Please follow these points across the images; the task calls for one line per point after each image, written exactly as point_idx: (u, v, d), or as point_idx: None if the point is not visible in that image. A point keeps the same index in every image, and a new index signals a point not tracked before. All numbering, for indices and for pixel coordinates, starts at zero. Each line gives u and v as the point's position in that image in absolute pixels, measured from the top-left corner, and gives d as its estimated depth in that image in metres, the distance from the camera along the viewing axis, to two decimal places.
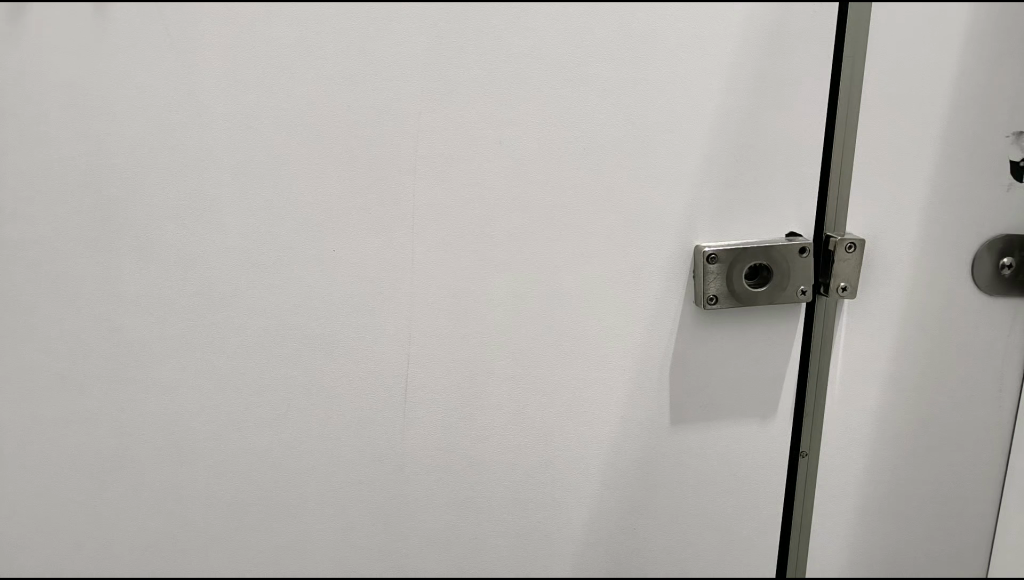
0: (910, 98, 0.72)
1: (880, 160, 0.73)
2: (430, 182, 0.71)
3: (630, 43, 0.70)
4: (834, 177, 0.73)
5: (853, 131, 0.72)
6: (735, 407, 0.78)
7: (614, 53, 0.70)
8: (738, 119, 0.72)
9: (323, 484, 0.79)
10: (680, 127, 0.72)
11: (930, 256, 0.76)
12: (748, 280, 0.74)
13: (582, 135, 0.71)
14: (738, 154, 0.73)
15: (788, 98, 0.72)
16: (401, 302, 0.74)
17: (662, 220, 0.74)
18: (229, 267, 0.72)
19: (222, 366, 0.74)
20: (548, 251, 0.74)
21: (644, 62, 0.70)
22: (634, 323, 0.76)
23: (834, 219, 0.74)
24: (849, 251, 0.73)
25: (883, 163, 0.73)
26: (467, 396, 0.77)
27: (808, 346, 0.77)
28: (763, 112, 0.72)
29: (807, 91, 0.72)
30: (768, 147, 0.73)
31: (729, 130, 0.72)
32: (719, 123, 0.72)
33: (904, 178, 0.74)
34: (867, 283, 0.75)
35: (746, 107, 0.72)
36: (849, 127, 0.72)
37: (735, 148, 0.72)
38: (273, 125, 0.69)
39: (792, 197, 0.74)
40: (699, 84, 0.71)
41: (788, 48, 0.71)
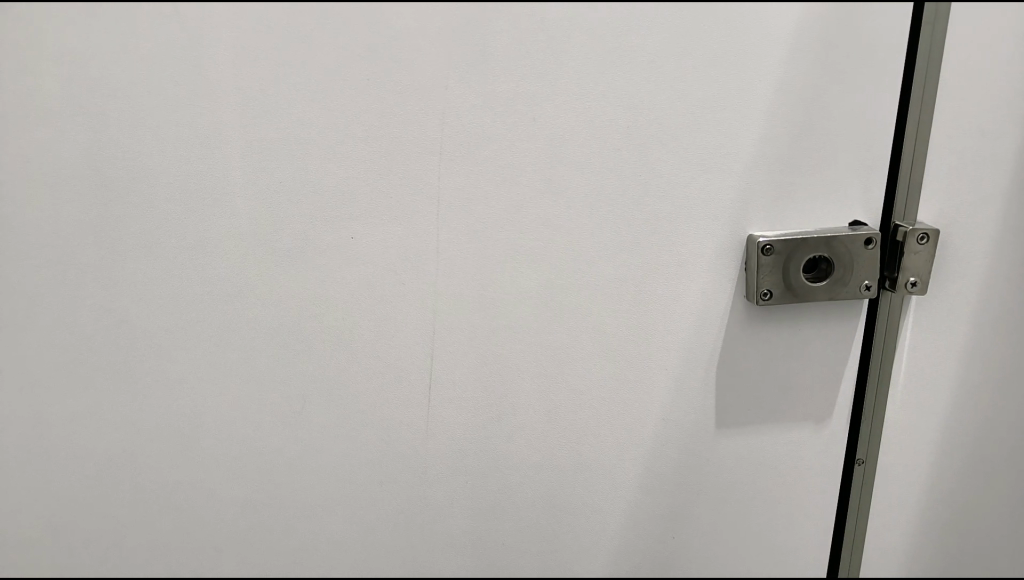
0: (996, 70, 0.64)
1: (960, 138, 0.65)
2: (457, 164, 0.65)
3: (680, 8, 0.62)
4: (907, 158, 0.65)
5: (931, 107, 0.64)
6: (785, 410, 0.71)
7: (660, 19, 0.62)
8: (799, 93, 0.64)
9: (343, 484, 0.75)
10: (732, 101, 0.64)
11: (1011, 248, 0.68)
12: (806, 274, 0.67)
13: (624, 111, 0.64)
14: (799, 133, 0.65)
15: (859, 69, 0.64)
16: (425, 294, 0.69)
17: (710, 207, 0.67)
18: (240, 255, 0.67)
19: (235, 360, 0.70)
20: (585, 241, 0.68)
21: (696, 30, 0.63)
22: (677, 319, 0.69)
23: (905, 206, 0.66)
24: (920, 242, 0.66)
25: (964, 142, 0.65)
26: (494, 395, 0.72)
27: (870, 346, 0.70)
28: (828, 86, 0.64)
29: (881, 62, 0.64)
30: (833, 124, 0.65)
31: (789, 105, 0.65)
32: (779, 99, 0.64)
33: (987, 160, 0.66)
34: (939, 276, 0.68)
35: (809, 81, 0.64)
36: (927, 102, 0.64)
37: (795, 126, 0.65)
38: (286, 101, 0.63)
39: (858, 182, 0.67)
40: (758, 54, 0.63)
41: (860, 13, 0.63)
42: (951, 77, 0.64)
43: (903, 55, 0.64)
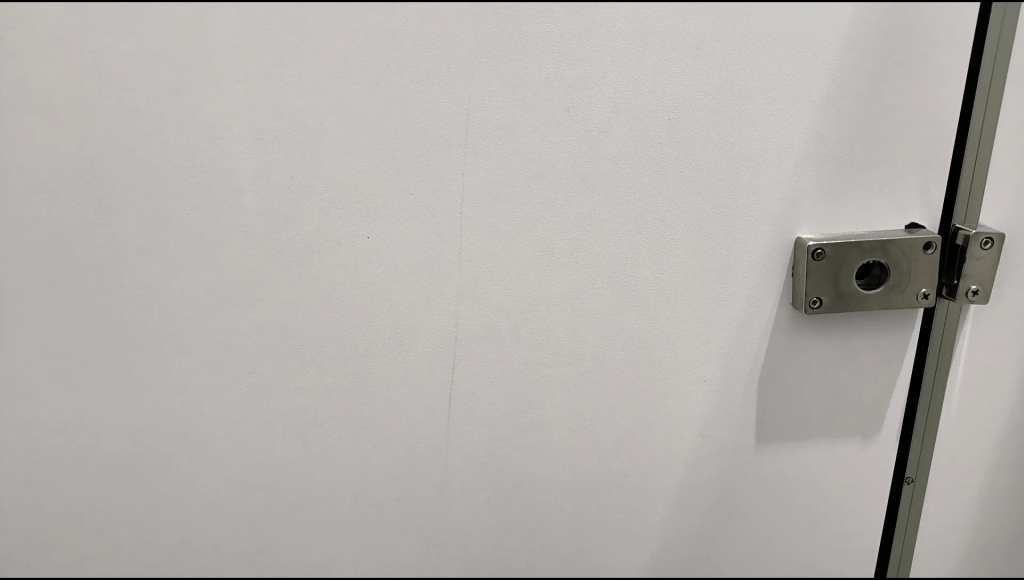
0: None
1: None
2: (483, 158, 0.60)
3: None
4: (971, 156, 0.60)
5: (999, 100, 0.59)
6: (830, 425, 0.67)
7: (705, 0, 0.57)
8: (857, 84, 0.59)
9: (357, 499, 0.70)
10: (783, 91, 0.59)
11: None
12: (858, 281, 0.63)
13: (665, 102, 0.59)
14: (855, 127, 0.60)
15: (922, 59, 0.58)
16: (446, 298, 0.64)
17: (756, 206, 0.62)
18: (247, 254, 0.62)
19: (241, 367, 0.65)
20: (619, 243, 0.63)
21: (745, 14, 0.57)
22: (716, 327, 0.65)
23: (967, 209, 0.61)
24: (983, 248, 0.61)
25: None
26: (518, 406, 0.67)
27: (923, 358, 0.65)
28: (889, 76, 0.59)
29: (946, 50, 0.58)
30: (892, 118, 0.60)
31: (845, 97, 0.59)
32: (833, 90, 0.59)
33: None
34: (1000, 284, 0.63)
35: (868, 70, 0.59)
36: (995, 95, 0.59)
37: (851, 120, 0.60)
38: (299, 87, 0.58)
39: (916, 181, 0.61)
40: (813, 40, 0.58)
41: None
42: (1021, 68, 0.58)
43: (971, 44, 0.58)
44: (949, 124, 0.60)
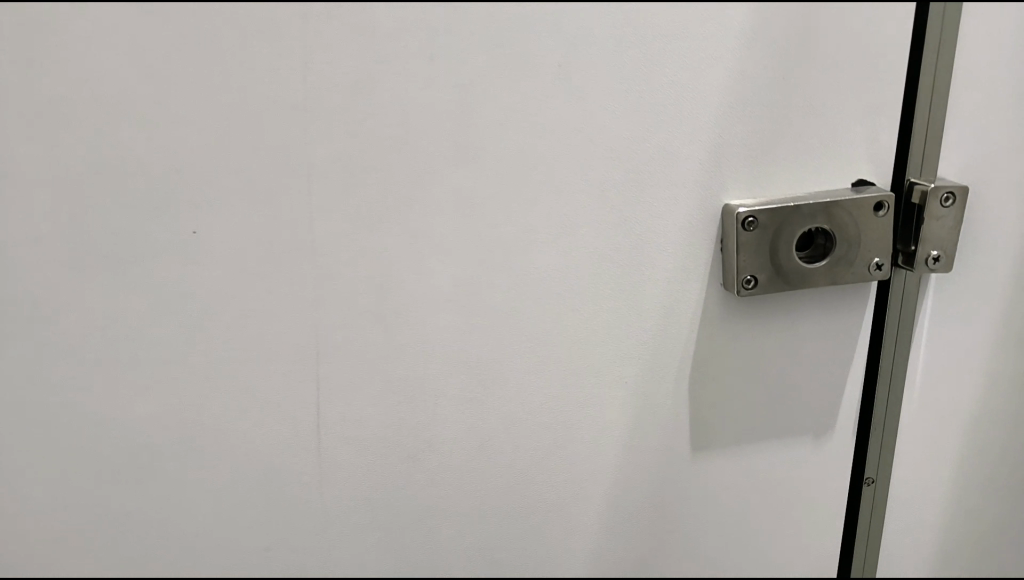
0: None
1: (993, 62, 0.49)
2: (329, 126, 0.48)
3: None
4: (925, 95, 0.49)
5: (958, 21, 0.48)
6: (776, 425, 0.57)
7: None
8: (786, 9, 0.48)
9: (222, 548, 0.59)
10: (697, 23, 0.48)
11: None
12: (800, 254, 0.52)
13: (553, 42, 0.47)
14: (788, 64, 0.49)
15: None
16: (302, 303, 0.52)
17: (674, 169, 0.50)
18: (46, 261, 0.50)
19: (58, 400, 0.53)
20: (512, 223, 0.51)
21: None
22: (634, 319, 0.54)
23: (924, 159, 0.51)
24: (944, 205, 0.51)
25: (999, 66, 0.49)
26: (406, 428, 0.55)
27: (879, 339, 0.55)
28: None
29: None
30: (831, 51, 0.48)
31: (773, 27, 0.48)
32: (758, 18, 0.48)
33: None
34: (964, 246, 0.53)
35: None
36: (952, 14, 0.48)
37: (783, 55, 0.48)
38: (81, 45, 0.45)
39: (863, 128, 0.50)
40: None
41: None
42: None
43: None
44: (899, 55, 0.49)
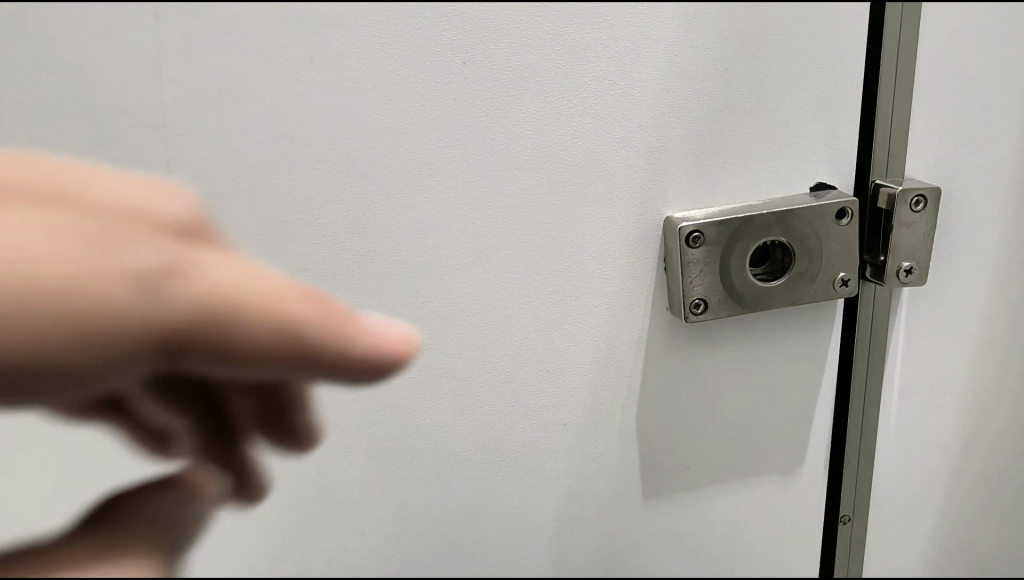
0: None
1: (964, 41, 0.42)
2: (187, 143, 0.40)
3: None
4: (887, 82, 0.42)
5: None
6: (737, 464, 0.50)
7: None
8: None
9: None
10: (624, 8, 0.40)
11: None
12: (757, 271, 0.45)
13: (455, 33, 0.40)
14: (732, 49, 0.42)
15: None
16: None
17: (605, 179, 0.43)
18: None
19: None
20: (420, 248, 0.43)
21: None
22: (569, 353, 0.47)
23: (890, 158, 0.44)
24: (915, 210, 0.44)
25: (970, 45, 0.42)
26: (313, 487, 0.48)
27: (848, 361, 0.48)
28: None
29: None
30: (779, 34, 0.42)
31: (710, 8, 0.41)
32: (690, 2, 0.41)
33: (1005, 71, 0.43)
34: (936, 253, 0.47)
35: None
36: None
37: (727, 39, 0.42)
38: None
39: (818, 124, 0.44)
40: None
41: None
42: None
43: None
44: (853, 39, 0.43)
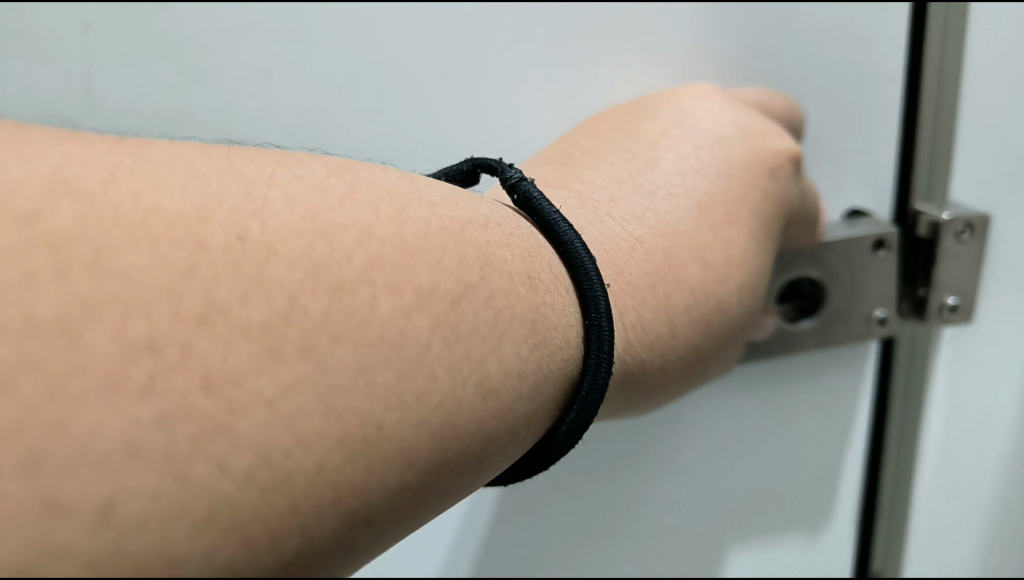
0: None
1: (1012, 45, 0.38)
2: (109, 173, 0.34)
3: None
4: (930, 98, 0.38)
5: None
6: (742, 528, 0.45)
7: None
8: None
9: None
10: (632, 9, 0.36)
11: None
12: (784, 308, 0.40)
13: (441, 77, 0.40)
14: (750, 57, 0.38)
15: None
16: None
17: None
18: None
19: None
20: None
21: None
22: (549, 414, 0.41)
23: (932, 176, 0.40)
24: (962, 239, 0.39)
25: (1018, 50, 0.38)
26: None
27: (886, 402, 0.43)
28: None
29: None
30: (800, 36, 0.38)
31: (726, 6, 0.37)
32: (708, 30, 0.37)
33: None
34: (984, 291, 0.41)
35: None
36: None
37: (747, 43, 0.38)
38: None
39: (853, 139, 0.40)
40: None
41: None
42: None
43: None
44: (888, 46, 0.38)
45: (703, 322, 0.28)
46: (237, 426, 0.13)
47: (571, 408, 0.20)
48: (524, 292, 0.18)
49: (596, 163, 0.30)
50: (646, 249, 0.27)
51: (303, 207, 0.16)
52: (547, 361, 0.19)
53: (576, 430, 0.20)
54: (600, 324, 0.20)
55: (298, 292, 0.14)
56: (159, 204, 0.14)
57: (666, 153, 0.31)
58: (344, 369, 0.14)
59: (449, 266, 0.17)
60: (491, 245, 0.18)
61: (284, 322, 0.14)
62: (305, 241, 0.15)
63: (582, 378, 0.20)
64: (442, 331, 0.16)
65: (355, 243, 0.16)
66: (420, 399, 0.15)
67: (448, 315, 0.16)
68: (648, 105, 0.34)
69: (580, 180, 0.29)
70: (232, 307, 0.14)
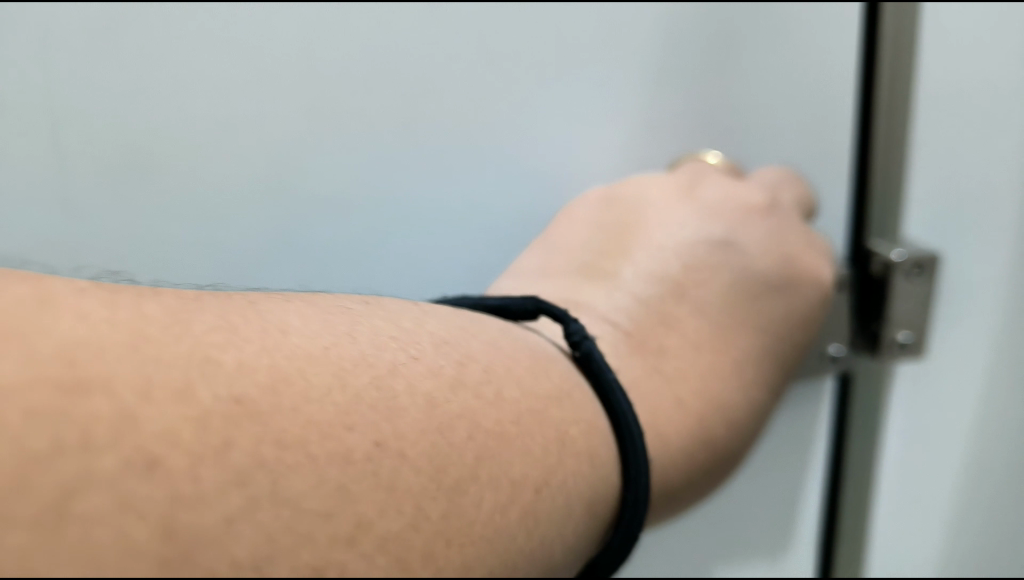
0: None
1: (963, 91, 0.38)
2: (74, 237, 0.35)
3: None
4: (880, 143, 0.39)
5: (914, 46, 0.38)
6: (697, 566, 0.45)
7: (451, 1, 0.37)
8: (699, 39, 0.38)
9: None
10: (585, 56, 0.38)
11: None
12: None
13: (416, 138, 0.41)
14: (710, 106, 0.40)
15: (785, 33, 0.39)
16: None
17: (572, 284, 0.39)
18: None
19: None
20: None
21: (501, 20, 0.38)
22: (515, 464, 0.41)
23: (884, 218, 0.41)
24: (913, 278, 0.40)
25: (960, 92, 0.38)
26: None
27: (845, 433, 0.44)
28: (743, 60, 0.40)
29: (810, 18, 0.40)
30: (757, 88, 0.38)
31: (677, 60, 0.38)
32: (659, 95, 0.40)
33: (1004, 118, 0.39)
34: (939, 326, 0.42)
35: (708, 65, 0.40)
36: (906, 37, 0.38)
37: (706, 86, 0.40)
38: None
39: (805, 185, 0.41)
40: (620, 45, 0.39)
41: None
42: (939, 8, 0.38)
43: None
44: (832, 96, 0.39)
45: (705, 433, 0.30)
46: (364, 505, 0.15)
47: (615, 530, 0.23)
48: (587, 418, 0.23)
49: (622, 270, 0.34)
50: (674, 366, 0.31)
51: (424, 402, 0.17)
52: (597, 501, 0.22)
53: (623, 547, 0.23)
54: (639, 478, 0.24)
55: (423, 497, 0.16)
56: (246, 361, 0.15)
57: (692, 263, 0.35)
58: (454, 571, 0.16)
59: (527, 467, 0.19)
60: (565, 422, 0.21)
61: (391, 505, 0.15)
62: (433, 442, 0.17)
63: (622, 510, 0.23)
64: (524, 518, 0.18)
65: (455, 419, 0.18)
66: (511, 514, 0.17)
67: (531, 502, 0.18)
68: (677, 207, 0.38)
69: (617, 288, 0.33)
70: (375, 523, 0.15)
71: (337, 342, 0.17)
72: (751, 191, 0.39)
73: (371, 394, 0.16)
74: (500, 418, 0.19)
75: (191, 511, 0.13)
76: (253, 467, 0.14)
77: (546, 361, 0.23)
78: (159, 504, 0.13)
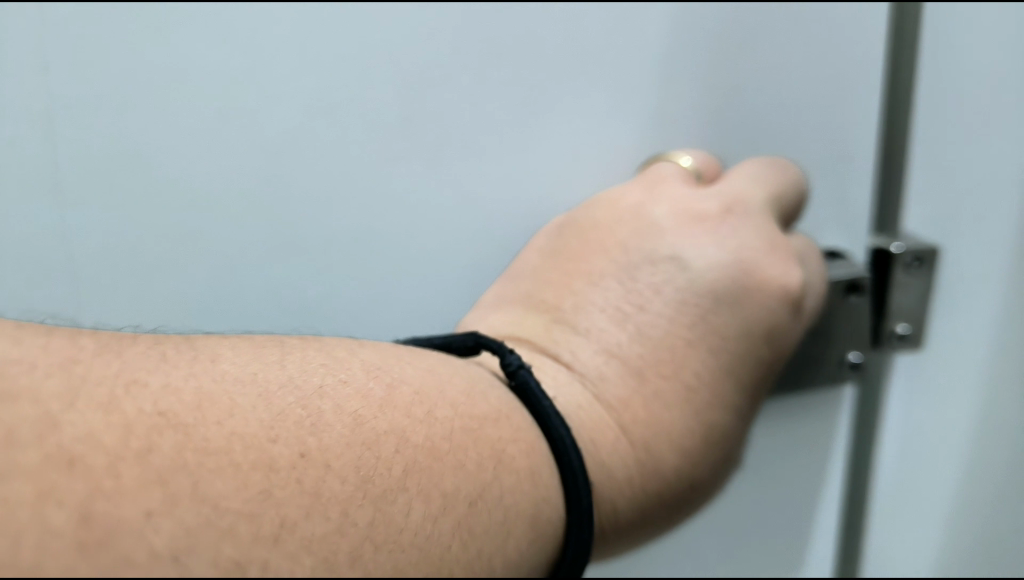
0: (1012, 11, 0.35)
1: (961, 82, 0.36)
2: None
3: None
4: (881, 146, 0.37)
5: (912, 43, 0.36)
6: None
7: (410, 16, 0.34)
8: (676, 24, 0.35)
9: None
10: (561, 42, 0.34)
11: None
12: None
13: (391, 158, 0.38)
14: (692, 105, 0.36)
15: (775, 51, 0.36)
16: None
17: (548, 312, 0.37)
18: None
19: None
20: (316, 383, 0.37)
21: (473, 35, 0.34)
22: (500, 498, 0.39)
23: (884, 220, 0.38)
24: (910, 271, 0.38)
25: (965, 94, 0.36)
26: None
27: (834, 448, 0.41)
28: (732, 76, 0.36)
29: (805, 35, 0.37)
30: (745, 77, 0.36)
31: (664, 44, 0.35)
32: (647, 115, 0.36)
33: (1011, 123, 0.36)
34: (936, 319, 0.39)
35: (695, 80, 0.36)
36: (910, 20, 0.35)
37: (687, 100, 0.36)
38: None
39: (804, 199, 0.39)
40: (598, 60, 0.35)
41: None
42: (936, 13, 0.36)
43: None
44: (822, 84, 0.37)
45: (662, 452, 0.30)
46: (297, 524, 0.17)
47: (564, 548, 0.23)
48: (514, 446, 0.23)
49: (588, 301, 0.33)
50: (618, 395, 0.30)
51: (350, 418, 0.19)
52: (541, 523, 0.22)
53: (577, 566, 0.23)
54: (582, 501, 0.23)
55: (349, 505, 0.18)
56: (236, 428, 0.17)
57: (636, 286, 0.33)
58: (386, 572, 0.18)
59: (445, 487, 0.20)
60: (502, 442, 0.22)
61: (327, 524, 0.17)
62: (355, 457, 0.19)
63: (567, 538, 0.23)
64: (454, 530, 0.19)
65: (381, 440, 0.20)
66: (437, 523, 0.19)
67: (464, 515, 0.20)
68: (648, 224, 0.35)
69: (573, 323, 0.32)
70: (299, 525, 0.17)
71: (265, 368, 0.20)
72: (707, 197, 0.35)
73: (296, 413, 0.19)
74: (442, 428, 0.21)
75: (148, 485, 0.15)
76: (174, 468, 0.16)
77: (483, 387, 0.24)
78: (69, 525, 0.14)
